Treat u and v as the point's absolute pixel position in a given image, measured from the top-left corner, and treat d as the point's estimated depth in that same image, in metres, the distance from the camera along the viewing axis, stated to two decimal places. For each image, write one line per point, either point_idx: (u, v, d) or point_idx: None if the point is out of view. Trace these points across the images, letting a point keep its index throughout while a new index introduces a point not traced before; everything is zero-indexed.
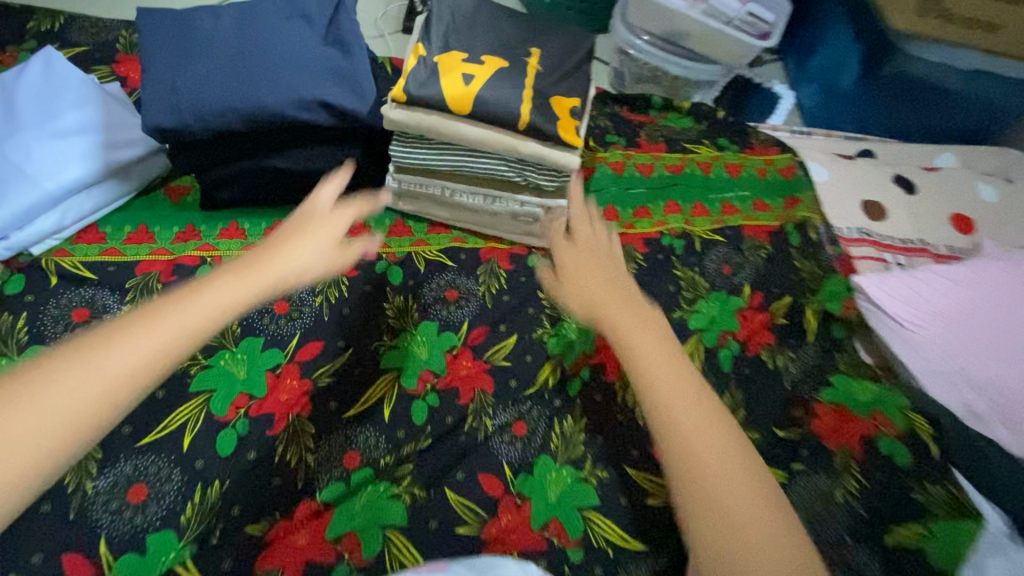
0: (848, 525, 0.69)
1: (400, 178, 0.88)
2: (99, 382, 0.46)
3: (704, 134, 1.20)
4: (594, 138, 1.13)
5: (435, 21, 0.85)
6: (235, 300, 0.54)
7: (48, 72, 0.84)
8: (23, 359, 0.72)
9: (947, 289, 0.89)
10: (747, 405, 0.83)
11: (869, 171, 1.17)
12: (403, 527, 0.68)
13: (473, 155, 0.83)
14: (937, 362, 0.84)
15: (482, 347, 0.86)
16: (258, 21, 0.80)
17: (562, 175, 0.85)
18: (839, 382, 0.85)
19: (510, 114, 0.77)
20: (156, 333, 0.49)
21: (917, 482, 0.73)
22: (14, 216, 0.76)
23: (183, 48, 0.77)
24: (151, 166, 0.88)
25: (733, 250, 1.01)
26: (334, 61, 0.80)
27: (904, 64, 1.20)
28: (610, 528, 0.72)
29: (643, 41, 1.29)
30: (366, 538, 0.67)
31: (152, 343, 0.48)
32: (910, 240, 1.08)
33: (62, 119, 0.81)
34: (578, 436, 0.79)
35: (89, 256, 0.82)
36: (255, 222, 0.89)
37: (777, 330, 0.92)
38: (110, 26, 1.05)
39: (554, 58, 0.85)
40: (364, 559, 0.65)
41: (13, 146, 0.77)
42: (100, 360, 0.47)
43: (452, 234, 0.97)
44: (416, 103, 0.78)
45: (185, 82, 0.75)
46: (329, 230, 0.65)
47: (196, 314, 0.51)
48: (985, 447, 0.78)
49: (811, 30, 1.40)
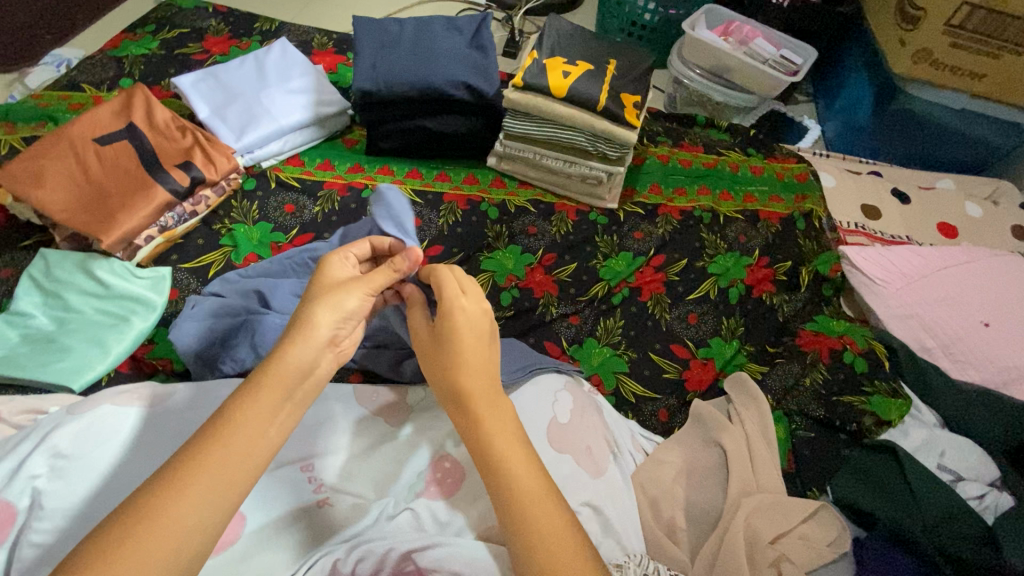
0: (812, 395, 1.00)
1: (506, 143, 1.22)
2: (203, 493, 0.45)
3: (739, 144, 1.44)
4: (646, 137, 1.43)
5: (546, 37, 1.23)
6: (255, 421, 0.49)
7: (285, 54, 1.26)
8: (257, 228, 1.09)
9: (910, 259, 1.15)
10: (746, 326, 1.11)
11: (870, 183, 1.42)
12: None
13: (563, 129, 1.18)
14: (898, 309, 1.10)
15: (552, 267, 1.16)
16: (429, 31, 1.20)
17: (625, 148, 1.18)
18: (820, 318, 1.12)
19: (592, 99, 1.13)
20: (249, 412, 0.50)
21: (869, 379, 1.01)
22: (260, 138, 1.15)
23: (381, 43, 1.17)
24: (340, 121, 1.26)
25: (750, 225, 1.27)
26: (476, 59, 1.18)
27: (907, 103, 1.44)
28: (636, 386, 1.02)
29: (694, 74, 1.53)
30: None
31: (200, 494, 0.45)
32: (898, 236, 1.34)
33: (292, 84, 1.22)
34: (616, 330, 1.08)
35: (296, 173, 1.19)
36: (402, 166, 1.25)
37: (778, 282, 1.18)
38: (308, 31, 1.47)
39: (625, 68, 1.21)
40: None
41: (264, 96, 1.19)
42: (222, 429, 0.48)
43: (535, 190, 1.28)
44: (528, 88, 1.15)
45: (380, 63, 1.14)
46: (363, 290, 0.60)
47: (234, 443, 0.48)
48: (928, 370, 1.01)
49: (833, 79, 1.66)
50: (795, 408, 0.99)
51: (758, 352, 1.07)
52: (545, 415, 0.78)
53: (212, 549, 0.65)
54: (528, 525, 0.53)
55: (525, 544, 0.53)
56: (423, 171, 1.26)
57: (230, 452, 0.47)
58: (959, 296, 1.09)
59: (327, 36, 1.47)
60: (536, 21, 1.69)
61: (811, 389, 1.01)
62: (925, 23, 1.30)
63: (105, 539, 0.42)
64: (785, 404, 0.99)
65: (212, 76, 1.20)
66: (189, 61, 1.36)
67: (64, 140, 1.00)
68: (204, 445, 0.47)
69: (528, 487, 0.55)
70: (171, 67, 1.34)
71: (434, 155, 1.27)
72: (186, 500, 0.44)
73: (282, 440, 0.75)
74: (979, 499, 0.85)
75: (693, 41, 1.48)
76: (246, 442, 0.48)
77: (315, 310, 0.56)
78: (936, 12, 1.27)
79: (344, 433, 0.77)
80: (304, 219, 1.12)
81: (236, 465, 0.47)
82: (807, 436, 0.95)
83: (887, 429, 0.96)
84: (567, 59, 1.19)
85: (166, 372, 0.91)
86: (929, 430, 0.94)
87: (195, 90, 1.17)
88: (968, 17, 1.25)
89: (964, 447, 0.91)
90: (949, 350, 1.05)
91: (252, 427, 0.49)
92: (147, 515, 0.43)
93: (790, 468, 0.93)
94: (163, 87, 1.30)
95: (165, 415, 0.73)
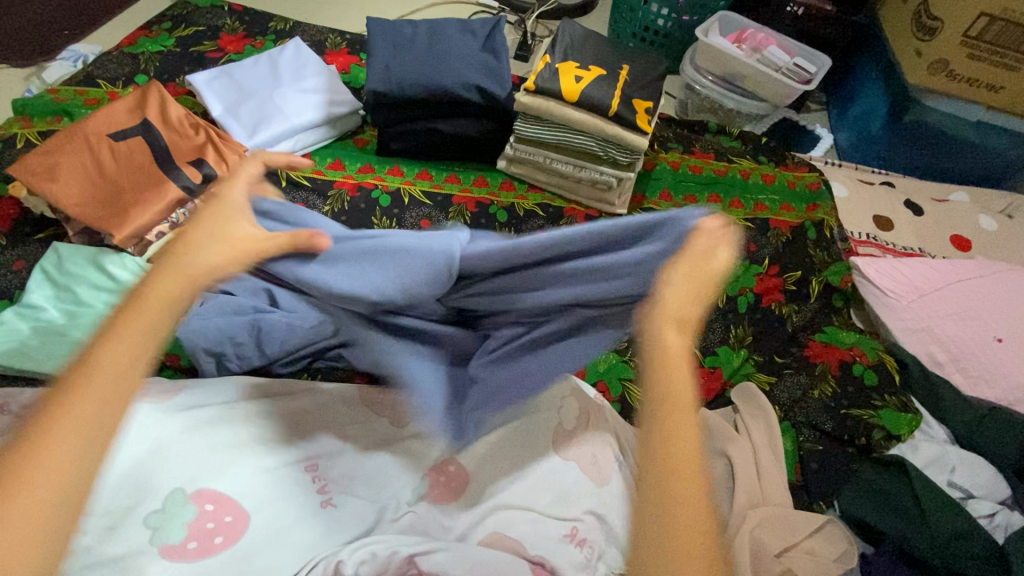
0: (821, 407, 0.99)
1: (517, 147, 1.22)
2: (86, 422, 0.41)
3: (750, 151, 1.43)
4: (657, 143, 1.42)
5: (559, 41, 1.23)
6: (138, 339, 0.45)
7: (299, 53, 1.27)
8: None
9: (923, 272, 1.14)
10: (755, 336, 1.10)
11: (883, 194, 1.41)
12: None
13: (574, 133, 1.17)
14: (909, 322, 1.08)
15: None
16: (442, 34, 1.20)
17: (635, 154, 1.17)
18: (830, 329, 1.10)
19: (604, 104, 1.13)
20: (128, 333, 0.45)
21: (878, 393, 1.00)
22: (272, 137, 1.16)
23: (394, 45, 1.17)
24: (351, 121, 1.26)
25: (760, 234, 1.26)
26: (488, 62, 1.18)
27: (921, 113, 1.42)
28: (642, 393, 1.01)
29: (706, 80, 1.52)
30: None
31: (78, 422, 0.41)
32: (910, 247, 1.32)
33: (305, 83, 1.22)
34: (623, 336, 1.08)
35: (306, 173, 1.19)
36: (412, 167, 1.26)
37: (788, 292, 1.17)
38: (321, 31, 1.48)
39: (638, 73, 1.21)
40: None
41: (277, 95, 1.19)
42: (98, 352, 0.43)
43: (545, 194, 1.27)
44: (540, 92, 1.14)
45: (394, 64, 1.14)
46: (224, 237, 0.53)
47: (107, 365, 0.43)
48: (939, 385, 1.00)
49: (846, 88, 1.64)
50: (803, 419, 0.98)
51: (766, 362, 1.06)
52: (550, 421, 0.78)
53: (216, 547, 0.63)
54: (679, 493, 0.48)
55: (662, 513, 0.48)
56: (433, 173, 1.26)
57: (103, 374, 0.42)
58: (971, 311, 1.08)
59: (340, 36, 1.47)
60: (548, 25, 1.69)
61: (819, 401, 1.00)
62: (942, 34, 1.30)
63: None
64: (793, 415, 0.98)
65: (226, 75, 1.21)
66: (204, 58, 1.37)
67: (79, 135, 1.01)
68: (82, 369, 0.42)
69: (688, 452, 0.50)
70: (186, 65, 1.35)
71: (444, 156, 1.27)
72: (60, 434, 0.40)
73: (288, 440, 0.75)
74: (989, 518, 0.85)
75: (706, 48, 1.47)
76: (112, 376, 0.43)
77: (195, 240, 0.52)
78: (955, 22, 1.27)
79: (348, 434, 0.77)
80: None
81: (114, 387, 0.42)
82: (815, 450, 0.94)
83: (897, 445, 0.95)
84: (580, 64, 1.19)
85: (174, 368, 0.91)
86: (939, 446, 0.93)
87: (209, 88, 1.18)
88: (986, 28, 1.24)
89: (976, 465, 0.90)
90: (960, 364, 1.04)
91: (113, 360, 0.43)
92: (23, 452, 0.39)
93: (796, 480, 0.92)
94: (177, 84, 1.31)
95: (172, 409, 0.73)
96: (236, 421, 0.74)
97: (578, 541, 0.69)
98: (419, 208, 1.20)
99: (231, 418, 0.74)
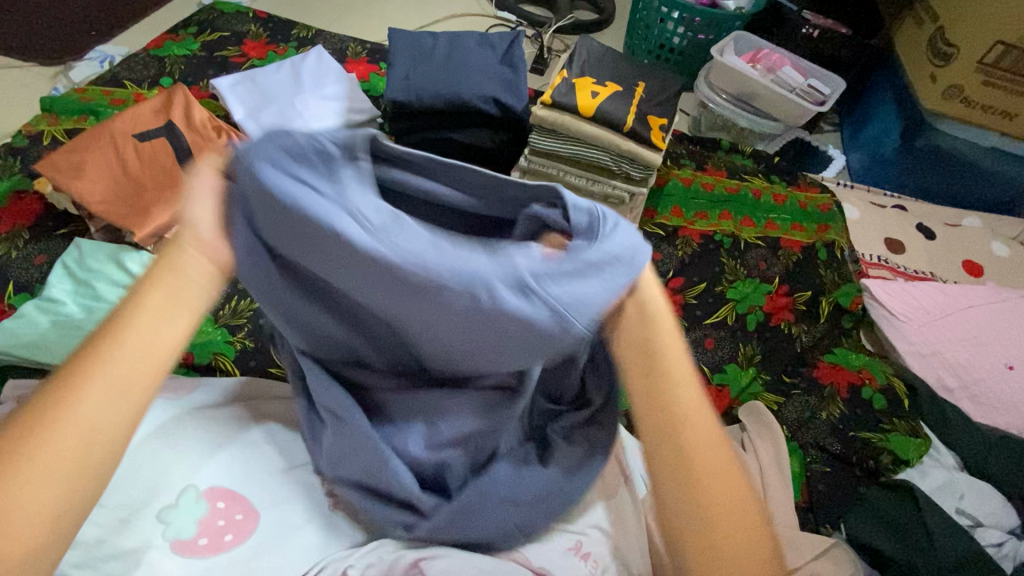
0: (830, 429, 0.99)
1: (530, 159, 1.22)
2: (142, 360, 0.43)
3: (762, 170, 1.44)
4: (670, 159, 1.43)
5: (576, 57, 1.25)
6: (136, 368, 0.43)
7: (320, 61, 1.30)
8: None
9: (934, 295, 1.14)
10: (764, 354, 1.10)
11: (894, 217, 1.41)
12: None
13: (588, 148, 1.18)
14: (920, 345, 1.08)
15: None
16: (462, 46, 1.22)
17: (649, 169, 1.17)
18: (839, 350, 1.10)
19: (619, 120, 1.14)
20: (145, 348, 0.43)
21: (889, 417, 1.00)
22: None
23: (414, 56, 1.19)
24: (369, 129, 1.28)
25: (770, 252, 1.27)
26: (507, 75, 1.20)
27: (935, 138, 1.42)
28: None
29: (720, 98, 1.53)
30: None
31: (138, 353, 0.43)
32: (922, 271, 1.32)
33: (326, 90, 1.25)
34: None
35: None
36: None
37: (797, 311, 1.17)
38: (343, 40, 1.51)
39: (654, 91, 1.22)
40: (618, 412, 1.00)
41: (298, 101, 1.21)
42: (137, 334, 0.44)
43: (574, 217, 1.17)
44: (556, 106, 1.16)
45: (413, 75, 1.16)
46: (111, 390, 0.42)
47: (141, 344, 0.43)
48: (948, 409, 0.99)
49: (862, 110, 1.63)
50: (813, 442, 0.98)
51: (774, 382, 1.06)
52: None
53: (224, 544, 0.63)
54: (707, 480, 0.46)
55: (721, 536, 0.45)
56: None
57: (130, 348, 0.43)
58: (981, 337, 1.08)
59: (360, 46, 1.50)
60: (565, 39, 1.71)
61: (828, 423, 1.00)
62: (957, 59, 1.31)
63: (107, 336, 0.43)
64: (803, 437, 0.98)
65: (249, 80, 1.23)
66: (228, 63, 1.39)
67: (105, 134, 1.03)
68: (116, 337, 0.43)
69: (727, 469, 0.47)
70: (210, 68, 1.38)
71: None
72: (143, 340, 0.43)
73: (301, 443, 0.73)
74: (998, 547, 0.84)
75: (721, 67, 1.49)
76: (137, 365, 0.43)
77: (90, 378, 0.41)
78: (969, 49, 1.28)
79: None
80: None
81: (135, 366, 0.43)
82: (822, 471, 0.94)
83: (905, 469, 0.94)
84: (598, 79, 1.20)
85: (187, 366, 0.93)
86: (947, 472, 0.93)
87: (232, 92, 1.20)
88: (1002, 56, 1.25)
89: (984, 492, 0.89)
90: (971, 391, 1.03)
91: (142, 331, 0.44)
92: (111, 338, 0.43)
93: (803, 501, 0.91)
94: (201, 88, 1.33)
95: (201, 411, 0.73)
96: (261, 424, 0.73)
97: (582, 555, 0.68)
98: None
99: (259, 420, 0.74)
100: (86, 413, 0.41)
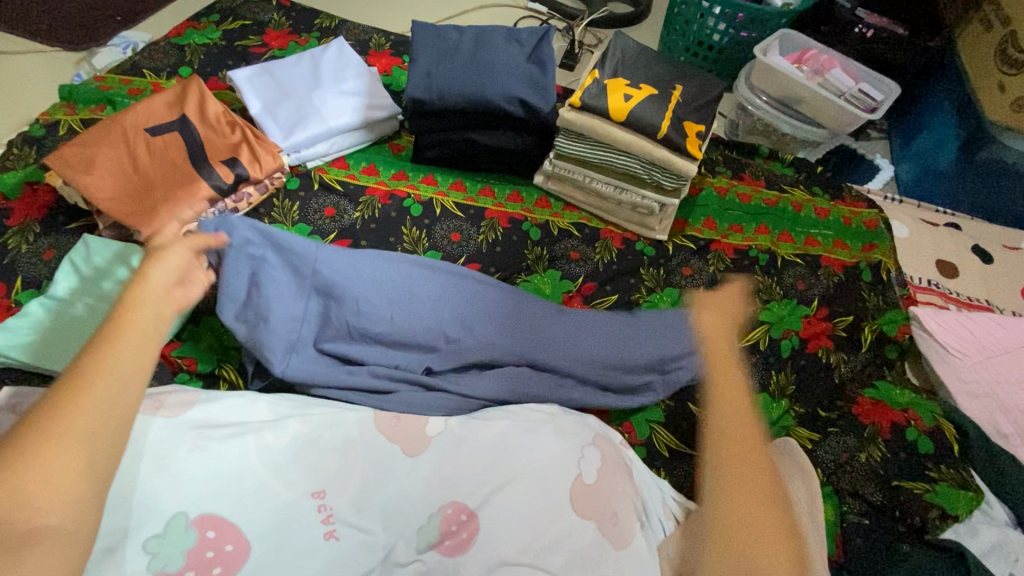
0: (869, 474, 0.91)
1: (557, 163, 1.16)
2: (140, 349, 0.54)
3: (803, 181, 1.34)
4: (705, 166, 1.34)
5: (609, 56, 1.17)
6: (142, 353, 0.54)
7: (341, 53, 1.25)
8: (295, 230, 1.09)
9: (993, 330, 1.04)
10: (799, 386, 1.02)
11: (947, 237, 1.30)
12: (665, 424, 0.95)
13: (618, 154, 1.11)
14: (974, 384, 0.98)
15: (591, 297, 1.10)
16: (488, 41, 1.16)
17: (682, 179, 1.10)
18: (882, 384, 1.02)
19: (653, 126, 1.06)
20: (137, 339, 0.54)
21: (935, 464, 0.91)
22: (307, 138, 1.13)
23: (437, 51, 1.13)
24: (389, 126, 1.23)
25: (810, 271, 1.18)
26: (535, 74, 1.13)
27: (999, 153, 1.29)
28: (670, 438, 0.94)
29: (761, 102, 1.43)
30: (639, 427, 0.94)
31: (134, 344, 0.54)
32: (976, 298, 1.21)
33: (346, 85, 1.20)
34: None
35: (340, 176, 1.18)
36: (446, 177, 1.22)
37: (836, 338, 1.08)
38: (366, 31, 1.46)
39: (692, 95, 1.14)
40: (637, 439, 0.94)
41: (316, 95, 1.17)
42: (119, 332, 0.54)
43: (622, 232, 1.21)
44: (585, 108, 1.08)
45: (435, 71, 1.10)
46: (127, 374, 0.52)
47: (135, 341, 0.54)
48: (1004, 458, 0.90)
49: (915, 117, 1.51)
50: (850, 488, 0.90)
51: (808, 417, 0.98)
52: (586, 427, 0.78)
53: None
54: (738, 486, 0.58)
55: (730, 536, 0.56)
56: (468, 184, 1.22)
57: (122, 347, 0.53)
58: None
59: (384, 37, 1.45)
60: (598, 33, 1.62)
61: (867, 467, 0.92)
62: None
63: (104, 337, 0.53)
64: (840, 482, 0.91)
65: (267, 71, 1.19)
66: (248, 53, 1.36)
67: (117, 127, 1.01)
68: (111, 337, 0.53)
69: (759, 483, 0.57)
70: (229, 59, 1.34)
71: (480, 167, 1.23)
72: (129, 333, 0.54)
73: (298, 469, 0.69)
74: None
75: (764, 68, 1.39)
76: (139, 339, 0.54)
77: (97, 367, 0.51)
78: None
79: (357, 465, 0.71)
80: (343, 224, 1.12)
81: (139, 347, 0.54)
82: (858, 522, 0.87)
83: (952, 526, 0.85)
84: (631, 81, 1.12)
85: (191, 372, 0.90)
86: (1001, 531, 0.83)
87: (249, 85, 1.16)
88: None
89: None
90: None
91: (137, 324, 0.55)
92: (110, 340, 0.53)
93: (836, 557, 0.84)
94: (219, 79, 1.30)
95: (195, 427, 0.69)
96: (257, 443, 0.69)
97: None
98: (450, 220, 1.16)
99: (255, 438, 0.69)
100: (113, 391, 0.51)
